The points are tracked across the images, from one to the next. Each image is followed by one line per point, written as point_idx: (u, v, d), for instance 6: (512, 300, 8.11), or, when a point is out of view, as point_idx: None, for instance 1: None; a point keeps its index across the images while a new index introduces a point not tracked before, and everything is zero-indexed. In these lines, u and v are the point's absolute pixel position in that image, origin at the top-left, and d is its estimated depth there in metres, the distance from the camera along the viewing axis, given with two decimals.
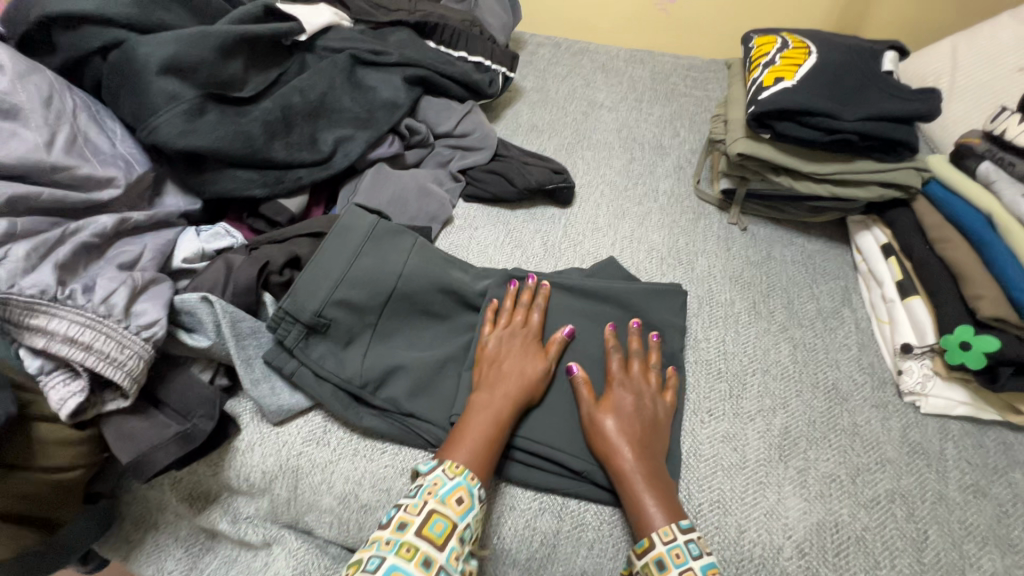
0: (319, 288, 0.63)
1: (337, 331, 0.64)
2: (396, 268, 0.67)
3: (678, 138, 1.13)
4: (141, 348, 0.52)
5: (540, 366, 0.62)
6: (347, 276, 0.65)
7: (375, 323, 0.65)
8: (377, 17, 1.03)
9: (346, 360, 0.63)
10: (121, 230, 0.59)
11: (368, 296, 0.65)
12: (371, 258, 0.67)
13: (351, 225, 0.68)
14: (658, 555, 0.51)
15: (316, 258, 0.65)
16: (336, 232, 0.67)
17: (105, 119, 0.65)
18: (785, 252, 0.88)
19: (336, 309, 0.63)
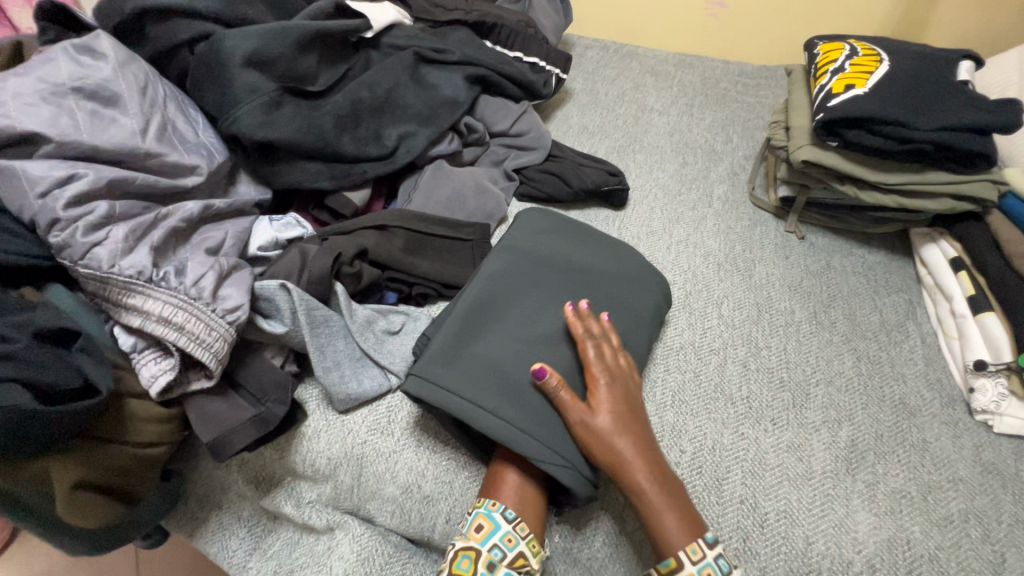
0: (479, 335, 0.62)
1: (504, 377, 0.59)
2: (533, 309, 0.65)
3: (731, 144, 1.12)
4: (225, 330, 0.54)
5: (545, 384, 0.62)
6: (510, 325, 0.63)
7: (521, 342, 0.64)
8: (437, 16, 1.04)
9: (495, 404, 0.57)
10: (205, 217, 0.61)
11: (518, 339, 0.62)
12: (520, 298, 0.66)
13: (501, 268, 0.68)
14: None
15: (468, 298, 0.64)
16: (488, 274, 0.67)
17: (190, 109, 0.68)
18: (845, 263, 0.87)
19: (508, 357, 0.60)
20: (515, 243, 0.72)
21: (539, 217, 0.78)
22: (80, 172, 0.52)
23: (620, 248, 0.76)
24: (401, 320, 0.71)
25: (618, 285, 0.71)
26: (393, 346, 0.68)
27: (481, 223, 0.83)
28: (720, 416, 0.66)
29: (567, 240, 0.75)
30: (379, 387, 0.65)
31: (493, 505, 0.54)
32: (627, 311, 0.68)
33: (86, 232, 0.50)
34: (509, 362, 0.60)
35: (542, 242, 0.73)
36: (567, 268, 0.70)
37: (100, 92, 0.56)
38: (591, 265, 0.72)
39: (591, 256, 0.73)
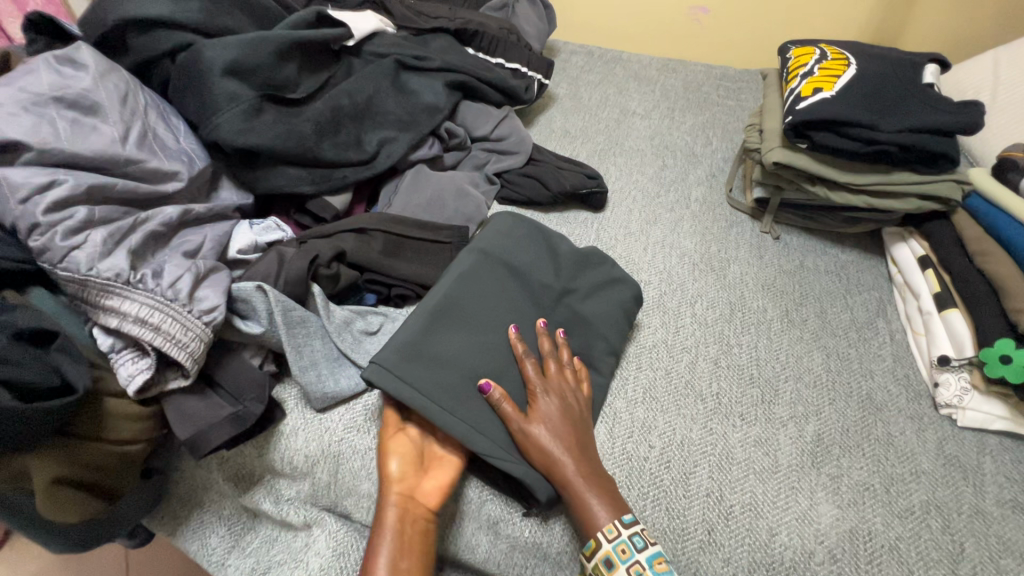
0: (446, 338, 0.64)
1: (466, 380, 0.62)
2: (499, 314, 0.68)
3: (710, 147, 1.14)
4: (201, 331, 0.55)
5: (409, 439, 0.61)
6: (466, 329, 0.65)
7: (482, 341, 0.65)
8: (420, 24, 1.06)
9: (456, 408, 0.60)
10: (184, 221, 0.63)
11: (483, 343, 0.65)
12: (488, 302, 0.68)
13: (471, 273, 0.69)
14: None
15: (441, 299, 0.65)
16: (459, 276, 0.68)
17: (171, 117, 0.70)
18: (818, 262, 0.89)
19: (472, 360, 0.63)
20: (485, 243, 0.72)
21: (515, 221, 0.77)
22: (59, 178, 0.53)
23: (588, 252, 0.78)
24: (380, 321, 0.73)
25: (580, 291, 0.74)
26: (370, 346, 0.69)
27: (460, 226, 0.85)
28: (690, 412, 0.68)
29: (537, 244, 0.76)
30: (356, 386, 0.66)
31: None
32: (578, 319, 0.72)
33: (65, 236, 0.52)
34: (473, 364, 0.63)
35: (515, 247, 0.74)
36: (525, 272, 0.72)
37: (81, 101, 0.58)
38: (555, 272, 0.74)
39: (561, 264, 0.75)
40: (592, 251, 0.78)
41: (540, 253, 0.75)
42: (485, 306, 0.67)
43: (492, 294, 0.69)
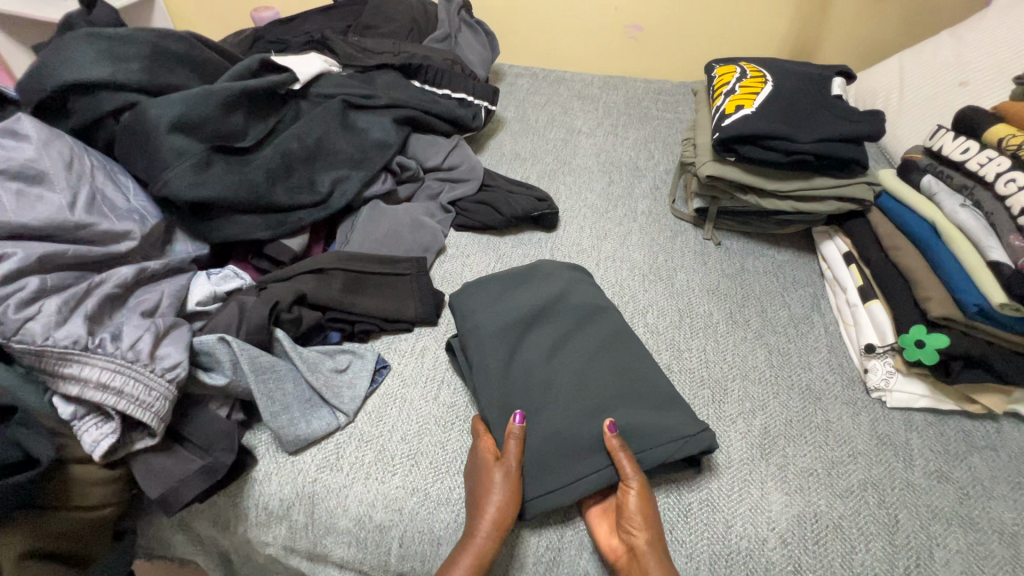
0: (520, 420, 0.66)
1: (563, 428, 0.65)
2: (541, 363, 0.71)
3: (653, 160, 1.21)
4: (165, 389, 0.56)
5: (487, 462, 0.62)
6: (540, 399, 0.68)
7: (552, 383, 0.69)
8: (365, 61, 1.09)
9: (587, 457, 0.63)
10: (139, 280, 0.64)
11: (550, 391, 0.69)
12: (530, 365, 0.71)
13: (488, 352, 0.72)
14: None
15: (486, 402, 0.68)
16: (481, 364, 0.71)
17: (119, 176, 0.70)
18: (756, 263, 0.95)
19: (563, 413, 0.66)
20: (483, 325, 0.74)
21: (479, 288, 0.80)
22: (8, 251, 0.54)
23: (541, 266, 0.85)
24: (348, 359, 0.75)
25: (569, 296, 0.79)
26: (340, 385, 0.72)
27: (418, 257, 0.88)
28: None
29: (512, 293, 0.80)
30: (328, 426, 0.69)
31: None
32: (596, 320, 0.77)
33: (18, 308, 0.52)
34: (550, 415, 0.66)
35: (501, 304, 0.78)
36: (535, 314, 0.76)
37: (26, 171, 0.58)
38: (534, 297, 0.78)
39: (537, 286, 0.81)
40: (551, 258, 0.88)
41: (523, 291, 0.80)
42: (528, 365, 0.71)
43: (528, 350, 0.73)
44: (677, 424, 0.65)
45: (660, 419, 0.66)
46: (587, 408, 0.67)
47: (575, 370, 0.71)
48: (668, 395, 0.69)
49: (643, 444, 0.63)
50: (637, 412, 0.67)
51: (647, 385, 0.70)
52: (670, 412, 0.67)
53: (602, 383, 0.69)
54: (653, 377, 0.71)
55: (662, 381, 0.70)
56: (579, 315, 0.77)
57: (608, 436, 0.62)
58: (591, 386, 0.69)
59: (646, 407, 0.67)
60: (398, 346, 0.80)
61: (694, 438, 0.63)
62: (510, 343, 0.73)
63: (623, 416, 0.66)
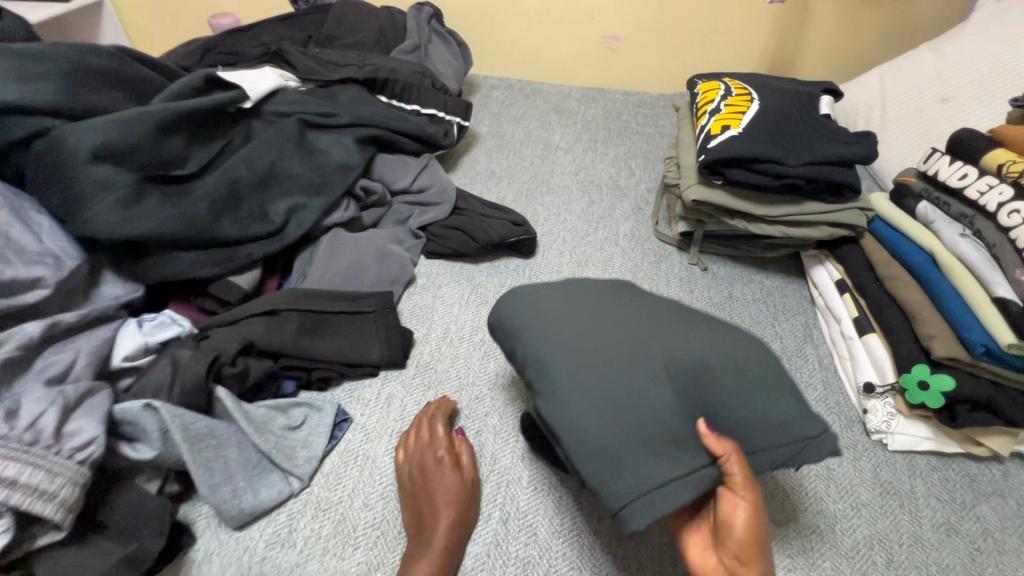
0: (599, 412, 0.50)
1: (653, 426, 0.50)
2: (623, 339, 0.55)
3: (634, 177, 1.15)
4: (75, 472, 0.48)
5: (461, 484, 0.61)
6: (622, 382, 0.52)
7: (641, 369, 0.52)
8: (326, 75, 1.01)
9: (681, 458, 0.49)
10: (50, 337, 0.55)
11: (637, 379, 0.52)
12: (609, 344, 0.54)
13: (552, 340, 0.55)
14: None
15: (547, 409, 0.52)
16: (546, 356, 0.54)
17: (31, 212, 0.61)
18: (745, 290, 0.90)
19: (657, 409, 0.51)
20: (538, 314, 0.58)
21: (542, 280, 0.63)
22: None
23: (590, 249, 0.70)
24: (303, 414, 0.67)
25: (631, 285, 0.66)
26: (293, 444, 0.64)
27: (384, 292, 0.80)
28: None
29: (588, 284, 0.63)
30: (279, 494, 0.61)
31: None
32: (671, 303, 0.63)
33: None
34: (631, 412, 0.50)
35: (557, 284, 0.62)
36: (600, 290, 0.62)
37: None
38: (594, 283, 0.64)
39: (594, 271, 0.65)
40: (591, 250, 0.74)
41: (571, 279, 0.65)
42: (604, 346, 0.54)
43: (603, 327, 0.56)
44: (793, 421, 0.51)
45: (772, 412, 0.52)
46: (682, 396, 0.52)
47: (666, 346, 0.54)
48: (776, 372, 0.55)
49: (749, 440, 0.51)
50: (743, 402, 0.52)
51: (749, 372, 0.54)
52: (784, 403, 0.52)
53: (701, 358, 0.54)
54: (766, 361, 0.55)
55: (776, 370, 0.55)
56: (651, 301, 0.62)
57: (704, 432, 0.50)
58: (681, 366, 0.53)
59: (757, 399, 0.52)
60: (361, 395, 0.72)
61: (814, 443, 0.51)
62: (577, 319, 0.57)
63: (722, 408, 0.52)
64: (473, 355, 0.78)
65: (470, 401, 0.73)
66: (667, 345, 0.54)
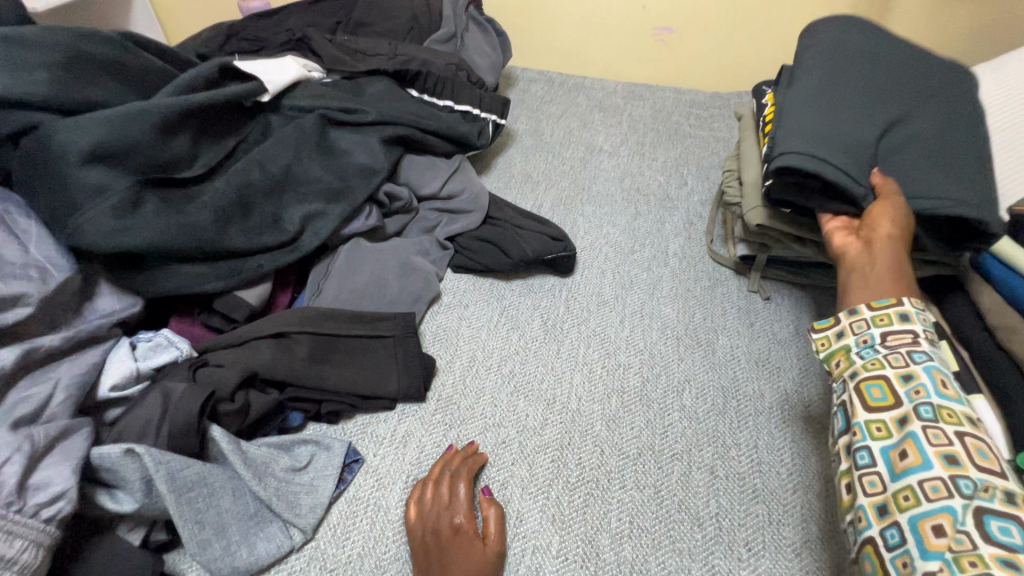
0: (802, 104, 0.65)
1: (846, 118, 0.63)
2: (843, 104, 0.64)
3: (686, 187, 1.04)
4: (40, 533, 0.41)
5: (480, 558, 0.53)
6: (836, 127, 0.62)
7: (873, 109, 0.64)
8: (354, 65, 0.93)
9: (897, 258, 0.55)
10: (28, 364, 0.49)
11: (841, 119, 0.63)
12: (817, 101, 0.65)
13: (813, 61, 0.70)
14: (839, 328, 0.51)
15: (790, 92, 0.68)
16: (804, 70, 0.70)
17: (19, 219, 0.55)
18: (814, 326, 0.79)
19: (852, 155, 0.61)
20: (829, 37, 0.72)
21: (842, 20, 0.75)
22: None
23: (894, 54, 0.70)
24: (310, 453, 0.60)
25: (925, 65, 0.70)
26: (297, 490, 0.56)
27: (404, 313, 0.72)
28: (687, 547, 0.57)
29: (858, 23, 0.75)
30: (278, 549, 0.53)
31: None
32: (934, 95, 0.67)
33: None
34: (846, 149, 0.61)
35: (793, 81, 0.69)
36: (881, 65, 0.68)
37: None
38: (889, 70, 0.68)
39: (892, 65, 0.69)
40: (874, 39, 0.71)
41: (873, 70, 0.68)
42: (812, 99, 0.65)
43: (812, 88, 0.66)
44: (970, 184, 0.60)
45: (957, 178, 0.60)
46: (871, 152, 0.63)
47: (865, 111, 0.63)
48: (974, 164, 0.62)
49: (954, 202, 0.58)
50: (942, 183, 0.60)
51: (929, 151, 0.62)
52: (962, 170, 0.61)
53: (914, 138, 0.63)
54: (924, 110, 0.65)
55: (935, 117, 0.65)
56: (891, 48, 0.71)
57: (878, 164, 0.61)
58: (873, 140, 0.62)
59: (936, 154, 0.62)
60: (374, 431, 0.64)
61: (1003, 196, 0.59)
62: (789, 101, 0.67)
63: (907, 157, 0.62)
64: (500, 390, 0.70)
65: (496, 446, 0.64)
66: (871, 76, 0.67)
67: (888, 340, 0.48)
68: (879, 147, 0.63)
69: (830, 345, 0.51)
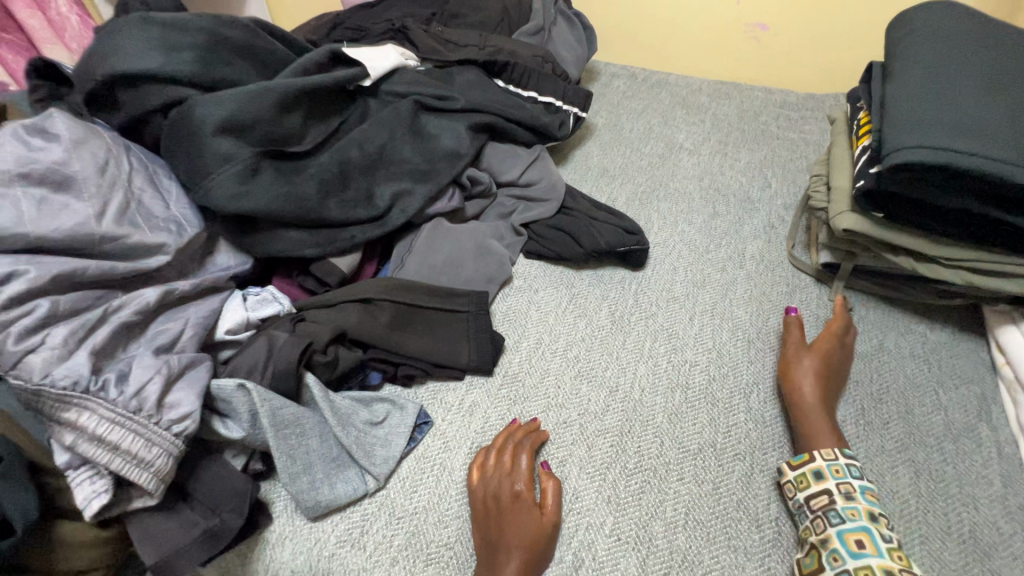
0: (911, 99, 0.67)
1: (967, 104, 0.64)
2: (955, 91, 0.66)
3: (769, 190, 1.00)
4: (170, 444, 0.48)
5: (535, 524, 0.56)
6: (956, 114, 0.63)
7: (985, 92, 0.65)
8: (445, 55, 0.98)
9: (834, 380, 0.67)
10: (165, 303, 0.57)
11: (956, 105, 0.64)
12: (931, 94, 0.66)
13: (913, 55, 0.72)
14: (813, 468, 0.58)
15: (892, 89, 0.70)
16: (902, 66, 0.72)
17: (161, 178, 0.63)
18: (900, 342, 0.75)
19: (982, 132, 0.62)
20: (927, 29, 0.74)
21: (940, 7, 0.77)
22: (21, 268, 0.48)
23: (993, 38, 0.71)
24: (386, 410, 0.65)
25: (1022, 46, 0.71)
26: (373, 442, 0.62)
27: (478, 291, 0.76)
28: (743, 545, 0.58)
29: (956, 10, 0.76)
30: (354, 491, 0.59)
31: None
32: None
33: (18, 338, 0.46)
34: (969, 132, 0.62)
35: (895, 83, 0.71)
36: (987, 52, 0.70)
37: (51, 175, 0.51)
38: (990, 54, 0.70)
39: (992, 50, 0.70)
40: (967, 25, 0.73)
41: (976, 61, 0.69)
42: (922, 94, 0.67)
43: (920, 83, 0.68)
44: None
45: None
46: (1005, 126, 0.62)
47: (977, 96, 0.65)
48: None
49: None
50: None
51: None
52: None
53: None
54: None
55: None
56: (987, 35, 0.72)
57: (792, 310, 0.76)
58: (1002, 117, 0.63)
59: None
60: (444, 398, 0.69)
61: None
62: (898, 99, 0.68)
63: None
64: (565, 373, 0.72)
65: (558, 425, 0.67)
66: (970, 59, 0.69)
67: (812, 501, 0.57)
68: (1006, 118, 0.63)
69: (808, 485, 0.58)
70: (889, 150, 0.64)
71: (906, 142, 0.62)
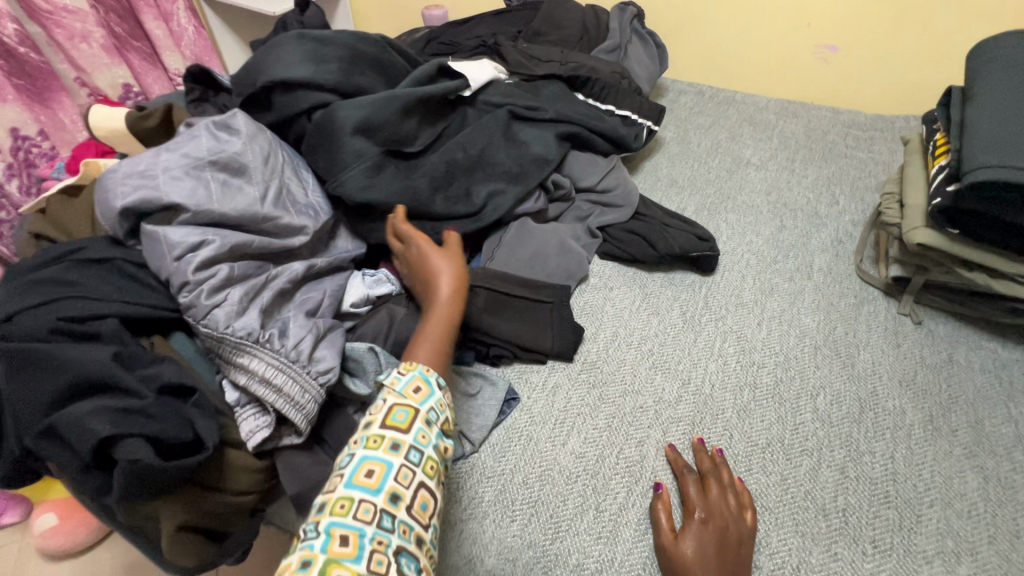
0: (993, 120, 0.70)
1: None
2: None
3: (837, 207, 1.03)
4: (317, 392, 0.57)
5: (461, 263, 0.68)
6: None
7: None
8: (532, 69, 1.06)
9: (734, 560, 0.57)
10: (308, 275, 0.66)
11: None
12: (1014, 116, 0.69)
13: (995, 79, 0.75)
14: None
15: (972, 111, 0.74)
16: (984, 90, 0.75)
17: (302, 170, 0.73)
18: (971, 357, 0.77)
19: None
20: (1009, 54, 0.77)
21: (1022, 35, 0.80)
22: (209, 238, 0.58)
23: None
24: (479, 384, 0.73)
25: None
26: (469, 410, 0.70)
27: (561, 286, 0.83)
28: (811, 531, 0.61)
29: None
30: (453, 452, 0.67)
31: (427, 370, 0.57)
32: None
33: (209, 294, 0.56)
34: None
35: (977, 105, 0.74)
36: None
37: (231, 163, 0.62)
38: None
39: None
40: None
41: None
42: (1005, 115, 0.70)
43: (1003, 105, 0.71)
44: None
45: None
46: None
47: None
48: None
49: None
50: None
51: None
52: None
53: None
54: None
55: None
56: None
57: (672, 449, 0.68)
58: None
59: None
60: (529, 378, 0.76)
61: None
62: (980, 120, 0.71)
63: None
64: (640, 363, 0.78)
65: (634, 409, 0.72)
66: None
67: None
68: None
69: None
70: (968, 168, 0.67)
71: (988, 161, 0.66)
